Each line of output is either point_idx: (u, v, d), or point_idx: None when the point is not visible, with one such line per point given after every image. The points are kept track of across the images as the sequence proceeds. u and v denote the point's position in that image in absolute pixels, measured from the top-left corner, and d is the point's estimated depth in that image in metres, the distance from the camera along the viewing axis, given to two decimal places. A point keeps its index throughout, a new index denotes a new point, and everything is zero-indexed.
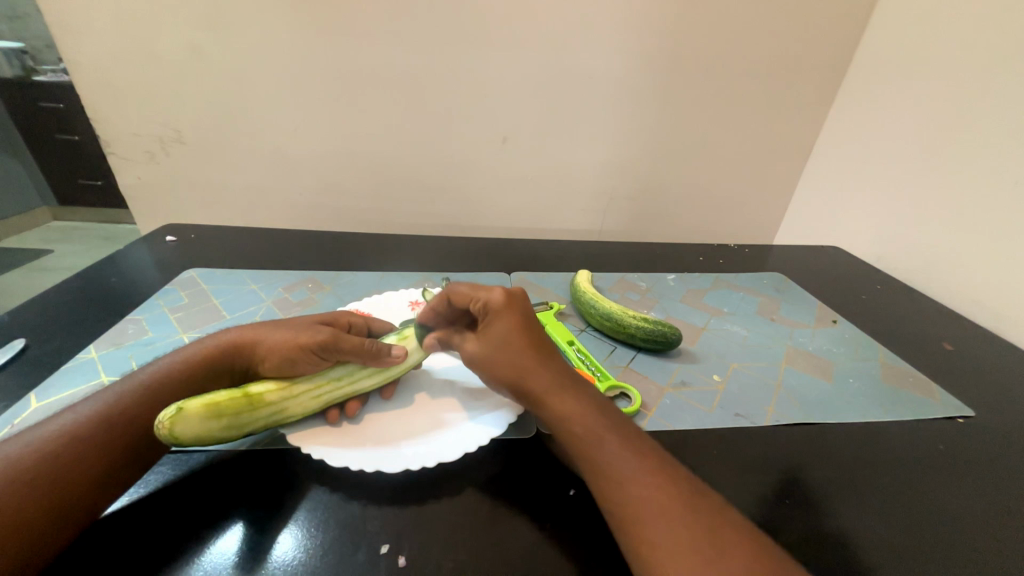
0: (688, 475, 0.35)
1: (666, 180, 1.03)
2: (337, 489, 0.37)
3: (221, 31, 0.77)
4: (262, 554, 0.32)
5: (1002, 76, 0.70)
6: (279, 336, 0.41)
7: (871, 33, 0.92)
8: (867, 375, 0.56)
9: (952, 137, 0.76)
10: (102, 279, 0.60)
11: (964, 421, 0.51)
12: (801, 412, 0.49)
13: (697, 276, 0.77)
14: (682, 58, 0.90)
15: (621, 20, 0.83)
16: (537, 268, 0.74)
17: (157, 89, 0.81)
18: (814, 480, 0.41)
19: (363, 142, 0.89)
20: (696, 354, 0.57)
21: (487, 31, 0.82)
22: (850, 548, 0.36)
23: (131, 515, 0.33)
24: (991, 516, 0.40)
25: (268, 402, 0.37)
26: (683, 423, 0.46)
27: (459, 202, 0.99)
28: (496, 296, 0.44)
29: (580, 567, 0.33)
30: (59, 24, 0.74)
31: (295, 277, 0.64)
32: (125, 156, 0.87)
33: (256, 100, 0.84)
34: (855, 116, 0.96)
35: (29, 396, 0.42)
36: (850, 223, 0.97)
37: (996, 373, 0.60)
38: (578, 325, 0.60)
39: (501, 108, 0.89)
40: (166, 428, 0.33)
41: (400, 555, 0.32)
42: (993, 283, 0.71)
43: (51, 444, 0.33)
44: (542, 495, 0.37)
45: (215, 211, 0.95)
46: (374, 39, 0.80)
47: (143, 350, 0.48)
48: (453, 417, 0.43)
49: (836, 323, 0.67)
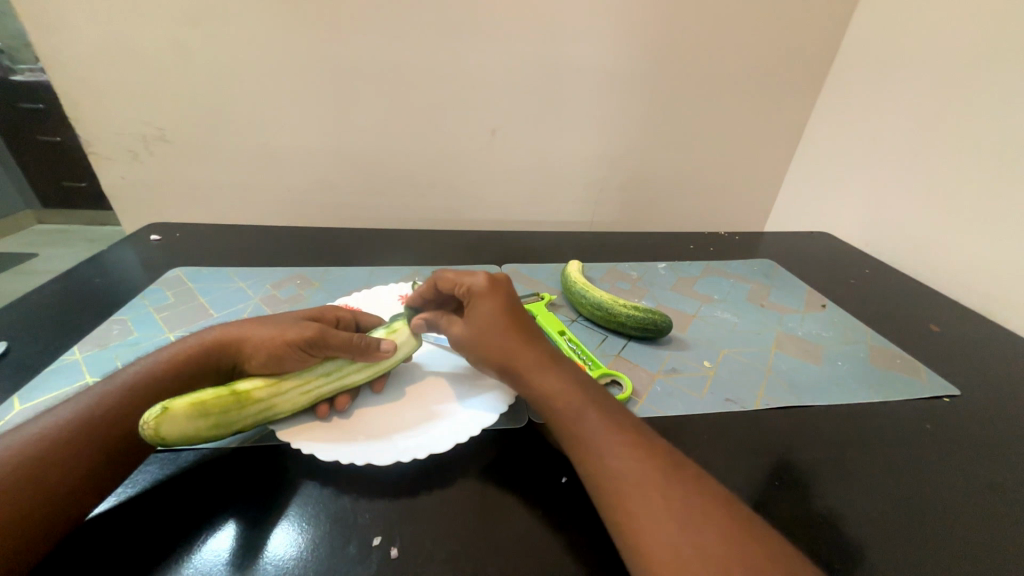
0: (678, 453, 0.35)
1: (656, 170, 1.03)
2: (328, 483, 0.36)
3: (202, 26, 0.75)
4: (254, 551, 0.31)
5: (988, 59, 0.70)
6: (264, 333, 0.40)
7: (860, 17, 0.91)
8: (855, 359, 0.57)
9: (940, 121, 0.77)
10: (86, 280, 0.59)
11: (949, 400, 0.52)
12: (790, 394, 0.50)
13: (687, 264, 0.77)
14: (672, 46, 0.89)
15: (609, 8, 0.83)
16: (528, 260, 0.74)
17: (138, 87, 0.80)
18: (804, 463, 0.42)
19: (351, 137, 0.89)
20: (687, 341, 0.58)
21: (475, 22, 0.81)
22: (839, 528, 0.36)
23: (118, 516, 0.33)
24: (977, 495, 0.41)
25: (257, 399, 0.37)
26: (673, 409, 0.46)
27: (451, 196, 0.98)
28: (479, 280, 0.44)
29: (573, 553, 0.33)
30: (34, 22, 0.72)
31: (283, 274, 0.64)
32: (108, 156, 0.85)
33: (241, 97, 0.82)
34: (843, 101, 0.96)
35: (12, 399, 0.41)
36: (839, 209, 0.98)
37: (982, 353, 0.61)
38: (569, 316, 0.60)
39: (490, 101, 0.89)
40: (151, 428, 0.32)
41: (393, 547, 0.32)
42: (980, 265, 0.72)
43: (32, 449, 0.32)
44: (533, 483, 0.37)
45: (203, 211, 0.94)
46: (359, 33, 0.79)
47: (128, 351, 0.48)
48: (445, 408, 0.43)
49: (825, 307, 0.68)
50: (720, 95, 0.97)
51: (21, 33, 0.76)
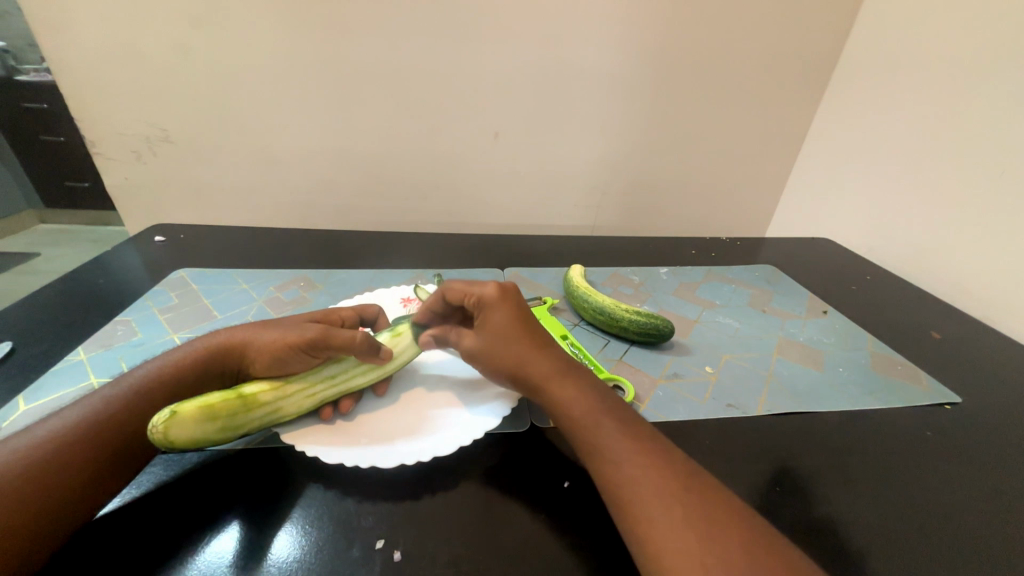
0: (680, 459, 0.35)
1: (658, 175, 1.04)
2: (332, 486, 0.37)
3: (208, 29, 0.76)
4: (258, 553, 0.32)
5: (987, 71, 0.71)
6: (269, 336, 0.40)
7: (862, 24, 0.92)
8: (857, 365, 0.57)
9: (941, 130, 0.77)
10: (90, 280, 0.60)
11: (951, 407, 0.52)
12: (792, 401, 0.50)
13: (689, 269, 0.77)
14: (674, 53, 0.90)
15: (612, 15, 0.83)
16: (530, 263, 0.74)
17: (143, 89, 0.80)
18: (805, 469, 0.42)
19: (355, 141, 0.89)
20: (689, 347, 0.58)
21: (479, 28, 0.81)
22: (841, 535, 0.36)
23: (123, 517, 0.33)
24: (978, 503, 0.41)
25: (263, 402, 0.37)
26: (676, 414, 0.47)
27: (454, 199, 0.98)
28: (489, 291, 0.44)
29: (576, 557, 0.33)
30: (42, 24, 0.73)
31: (285, 276, 0.64)
32: (112, 156, 0.86)
33: (246, 101, 0.83)
34: (844, 109, 0.96)
35: (18, 399, 0.41)
36: (841, 215, 0.98)
37: (983, 361, 0.61)
38: (572, 320, 0.60)
39: (493, 105, 0.89)
40: (160, 432, 0.33)
41: (396, 550, 0.33)
42: (982, 273, 0.72)
43: (38, 451, 0.32)
44: (536, 487, 0.38)
45: (207, 213, 0.94)
46: (363, 38, 0.80)
47: (133, 352, 0.48)
48: (448, 411, 0.43)
49: (826, 313, 0.68)
50: (722, 100, 0.97)
51: (26, 33, 0.76)
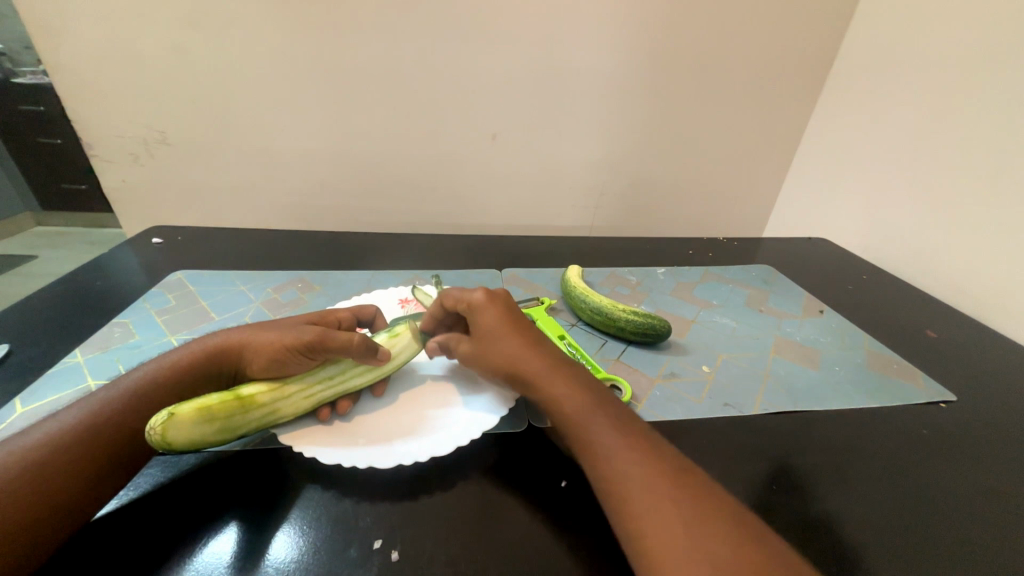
0: (676, 458, 0.36)
1: (655, 176, 1.04)
2: (331, 487, 0.37)
3: (207, 30, 0.76)
4: (256, 554, 0.32)
5: (981, 70, 0.71)
6: (265, 338, 0.40)
7: (858, 23, 0.92)
8: (853, 364, 0.57)
9: (936, 129, 0.78)
10: (87, 283, 0.59)
11: (946, 405, 0.52)
12: (789, 400, 0.50)
13: (686, 269, 0.78)
14: (671, 54, 0.90)
15: (610, 16, 0.84)
16: (528, 264, 0.75)
17: (141, 90, 0.80)
18: (803, 467, 0.42)
19: (354, 142, 0.89)
20: (686, 346, 0.58)
21: (477, 29, 0.82)
22: (837, 532, 0.37)
23: (119, 519, 0.33)
24: (973, 500, 0.41)
25: (260, 403, 0.37)
26: (673, 414, 0.47)
27: (452, 200, 0.99)
28: (477, 295, 0.45)
29: (573, 557, 0.33)
30: (40, 26, 0.73)
31: (283, 278, 0.64)
32: (109, 158, 0.86)
33: (245, 102, 0.83)
34: (840, 109, 0.97)
35: (14, 401, 0.41)
36: (838, 215, 0.98)
37: (978, 360, 0.61)
38: (570, 320, 0.60)
39: (491, 107, 0.90)
40: (158, 434, 0.33)
41: (394, 550, 0.33)
42: (977, 272, 0.72)
43: (35, 453, 0.32)
44: (533, 486, 0.38)
45: (205, 214, 0.94)
46: (362, 39, 0.80)
47: (129, 355, 0.48)
48: (445, 411, 0.43)
49: (823, 313, 0.68)
50: (719, 100, 0.98)
51: (23, 35, 0.76)
